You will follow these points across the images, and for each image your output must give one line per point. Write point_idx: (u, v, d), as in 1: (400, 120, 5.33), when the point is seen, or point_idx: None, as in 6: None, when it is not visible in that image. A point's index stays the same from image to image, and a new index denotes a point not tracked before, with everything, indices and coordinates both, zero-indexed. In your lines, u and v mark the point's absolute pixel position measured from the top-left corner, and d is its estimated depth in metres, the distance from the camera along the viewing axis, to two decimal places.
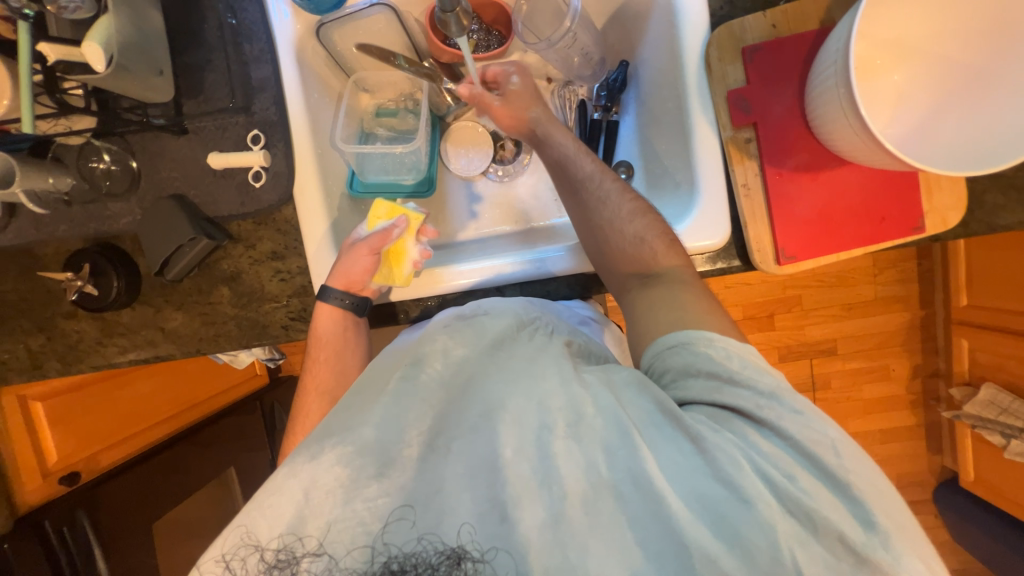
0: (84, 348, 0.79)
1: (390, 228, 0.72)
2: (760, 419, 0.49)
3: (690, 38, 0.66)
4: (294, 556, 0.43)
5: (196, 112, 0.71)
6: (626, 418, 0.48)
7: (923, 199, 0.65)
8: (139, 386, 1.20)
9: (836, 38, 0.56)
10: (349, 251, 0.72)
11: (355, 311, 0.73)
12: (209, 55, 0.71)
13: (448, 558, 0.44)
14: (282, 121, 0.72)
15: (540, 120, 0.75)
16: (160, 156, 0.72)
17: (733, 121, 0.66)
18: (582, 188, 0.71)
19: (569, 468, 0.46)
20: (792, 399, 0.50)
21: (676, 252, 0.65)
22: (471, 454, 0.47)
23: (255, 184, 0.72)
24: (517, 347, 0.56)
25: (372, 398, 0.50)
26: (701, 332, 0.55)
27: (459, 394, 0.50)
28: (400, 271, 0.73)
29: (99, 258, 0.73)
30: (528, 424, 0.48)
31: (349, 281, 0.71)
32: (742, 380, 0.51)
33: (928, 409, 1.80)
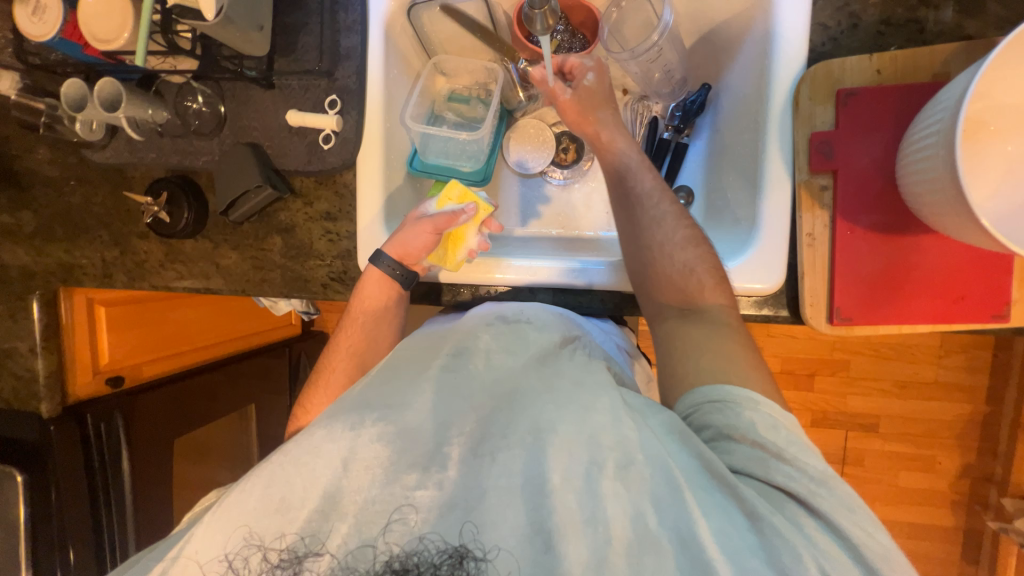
0: (149, 268, 0.87)
1: (458, 211, 0.74)
2: (810, 503, 0.48)
3: (782, 72, 0.63)
4: (296, 556, 0.47)
5: (285, 70, 0.76)
6: (675, 472, 0.49)
7: (1014, 286, 0.59)
8: (186, 311, 1.29)
9: (948, 95, 0.51)
10: (412, 225, 0.74)
11: (401, 282, 0.74)
12: (306, 18, 0.75)
13: (449, 557, 0.46)
14: (359, 91, 0.75)
15: (604, 123, 0.74)
16: (246, 106, 0.78)
17: (811, 164, 0.62)
18: (637, 202, 0.70)
19: (616, 508, 0.48)
20: (843, 490, 0.49)
21: (718, 289, 0.63)
22: (519, 472, 0.50)
23: (324, 146, 0.76)
24: (560, 365, 0.63)
25: (419, 384, 0.58)
26: (746, 393, 0.54)
27: (509, 409, 0.56)
28: (455, 255, 0.75)
29: (176, 189, 0.80)
30: (578, 455, 0.50)
31: (405, 251, 0.73)
32: (789, 458, 0.50)
33: (972, 515, 1.63)
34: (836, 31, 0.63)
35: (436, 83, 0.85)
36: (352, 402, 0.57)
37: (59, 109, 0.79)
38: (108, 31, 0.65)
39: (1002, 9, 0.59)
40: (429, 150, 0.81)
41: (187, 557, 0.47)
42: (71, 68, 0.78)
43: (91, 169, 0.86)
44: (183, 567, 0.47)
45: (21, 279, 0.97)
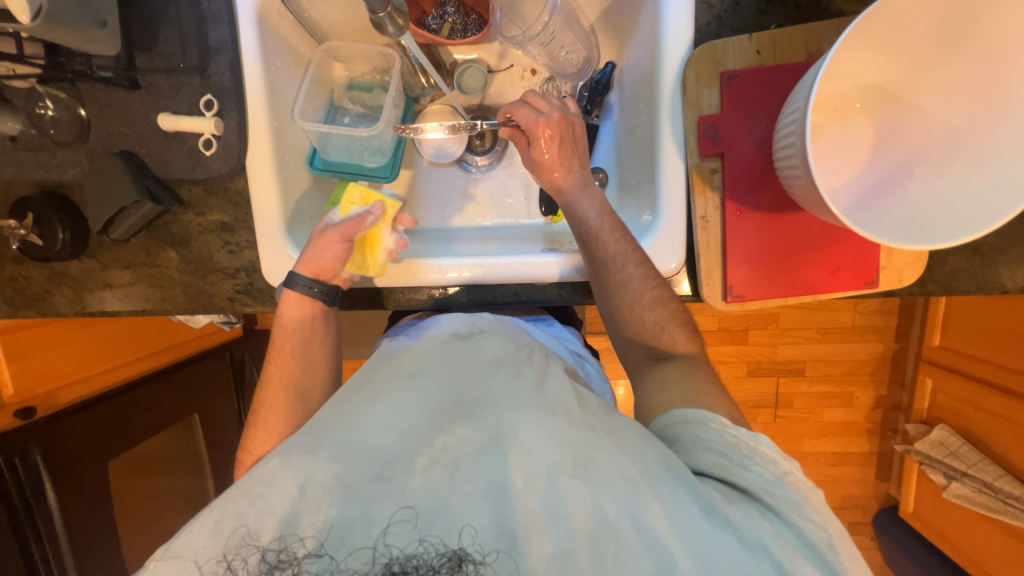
0: (32, 294, 0.79)
1: (363, 214, 0.71)
2: (767, 501, 0.50)
3: (669, 55, 0.62)
4: (295, 556, 0.45)
5: (149, 68, 0.68)
6: (632, 469, 0.49)
7: (881, 255, 0.64)
8: (103, 328, 1.20)
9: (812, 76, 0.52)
10: (319, 238, 0.71)
11: (323, 300, 0.72)
12: (164, 7, 0.67)
13: (448, 560, 0.45)
14: (236, 89, 0.68)
15: (561, 185, 0.71)
16: (110, 110, 0.70)
17: (700, 149, 0.63)
18: (603, 266, 0.67)
19: (577, 503, 0.47)
20: (796, 489, 0.51)
21: (645, 275, 0.66)
22: (484, 479, 0.49)
23: (206, 152, 0.70)
24: (518, 364, 0.61)
25: (371, 402, 0.56)
26: (716, 418, 0.57)
27: (467, 412, 0.54)
28: (374, 259, 0.73)
29: (42, 208, 0.72)
30: (538, 457, 0.49)
31: (319, 266, 0.71)
32: (744, 460, 0.53)
33: (884, 439, 1.84)
34: (721, 9, 0.62)
35: (332, 70, 0.79)
36: (308, 428, 0.56)
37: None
38: None
39: None
40: (331, 148, 0.77)
41: (183, 557, 0.46)
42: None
43: None
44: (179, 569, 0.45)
45: None
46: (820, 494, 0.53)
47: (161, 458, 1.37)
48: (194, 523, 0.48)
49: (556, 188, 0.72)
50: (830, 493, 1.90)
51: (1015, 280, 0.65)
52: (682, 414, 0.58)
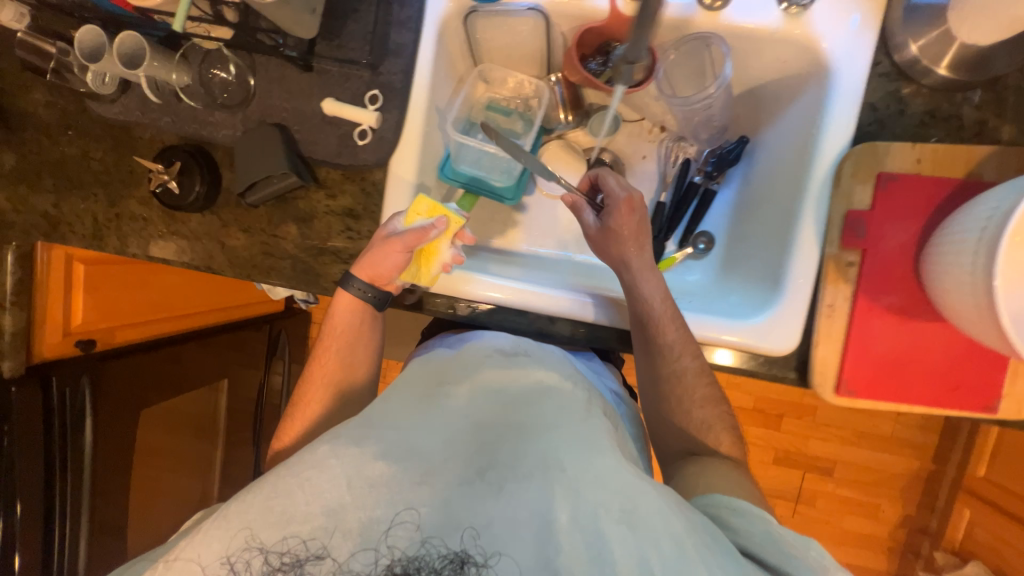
0: (147, 235, 0.81)
1: (427, 227, 0.68)
2: None
3: (826, 147, 0.65)
4: (299, 560, 0.44)
5: (326, 55, 0.72)
6: (680, 531, 0.47)
7: (1006, 381, 0.62)
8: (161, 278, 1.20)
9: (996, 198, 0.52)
10: (380, 244, 0.69)
11: (374, 305, 0.73)
12: (357, 5, 0.71)
13: (450, 561, 0.44)
14: (404, 90, 0.71)
15: (629, 265, 0.70)
16: (278, 84, 0.74)
17: (842, 240, 0.64)
18: (662, 359, 0.68)
19: (612, 552, 0.45)
20: None
21: (700, 368, 0.68)
22: (523, 505, 0.48)
23: (359, 141, 0.72)
24: (562, 399, 0.61)
25: (425, 408, 0.58)
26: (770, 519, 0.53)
27: (514, 436, 0.55)
28: (427, 272, 0.72)
29: (188, 159, 0.75)
30: (585, 495, 0.49)
31: (376, 273, 0.70)
32: (801, 562, 0.48)
33: (904, 562, 1.74)
34: (884, 113, 0.65)
35: (476, 89, 0.82)
36: (356, 422, 0.56)
37: (70, 55, 0.73)
38: None
39: None
40: (462, 158, 0.79)
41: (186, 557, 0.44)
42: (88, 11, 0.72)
43: (93, 122, 0.80)
44: (180, 566, 0.44)
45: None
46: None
47: (189, 418, 1.32)
48: (206, 527, 0.46)
49: (620, 271, 0.71)
50: None
51: None
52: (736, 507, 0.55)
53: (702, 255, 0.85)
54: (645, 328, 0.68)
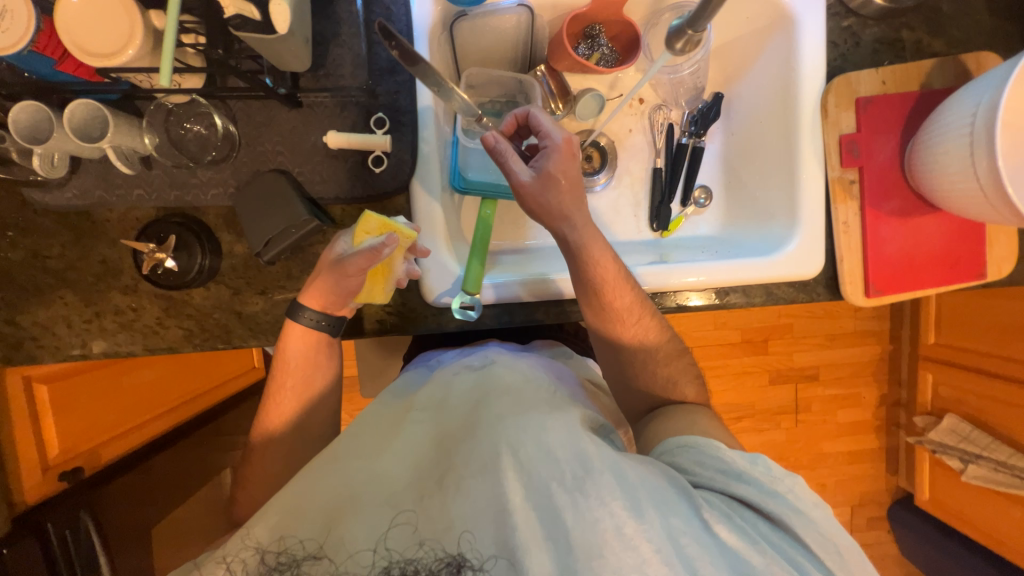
0: (141, 327, 0.71)
1: (378, 248, 0.61)
2: (759, 507, 0.54)
3: (807, 86, 0.73)
4: (294, 560, 0.49)
5: (313, 86, 0.67)
6: (632, 484, 0.51)
7: (986, 249, 0.74)
8: (137, 375, 1.02)
9: (969, 98, 0.62)
10: (330, 270, 0.64)
11: (329, 331, 0.68)
12: (337, 29, 0.67)
13: (448, 565, 0.47)
14: (410, 109, 0.69)
15: (571, 220, 0.66)
16: (266, 127, 0.67)
17: (842, 163, 0.73)
18: (614, 323, 0.70)
19: (574, 519, 0.49)
20: (792, 498, 0.54)
21: (659, 325, 0.71)
22: (480, 494, 0.51)
23: (375, 169, 0.69)
24: (522, 393, 0.62)
25: (392, 433, 0.61)
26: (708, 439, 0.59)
27: (473, 433, 0.57)
28: (382, 289, 0.68)
29: (183, 231, 0.67)
30: (536, 471, 0.52)
31: (325, 300, 0.66)
32: (737, 476, 0.55)
33: (890, 434, 2.00)
34: (844, 49, 0.74)
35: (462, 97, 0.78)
36: (324, 456, 0.58)
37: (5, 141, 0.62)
38: (108, 43, 0.52)
39: (960, 33, 0.74)
40: (470, 166, 0.79)
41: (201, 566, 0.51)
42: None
43: (37, 214, 0.68)
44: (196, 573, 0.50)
45: None
46: (826, 509, 0.55)
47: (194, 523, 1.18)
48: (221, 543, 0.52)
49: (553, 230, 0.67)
50: (848, 492, 2.01)
51: None
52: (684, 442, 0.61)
53: (704, 210, 0.89)
54: (595, 296, 0.68)
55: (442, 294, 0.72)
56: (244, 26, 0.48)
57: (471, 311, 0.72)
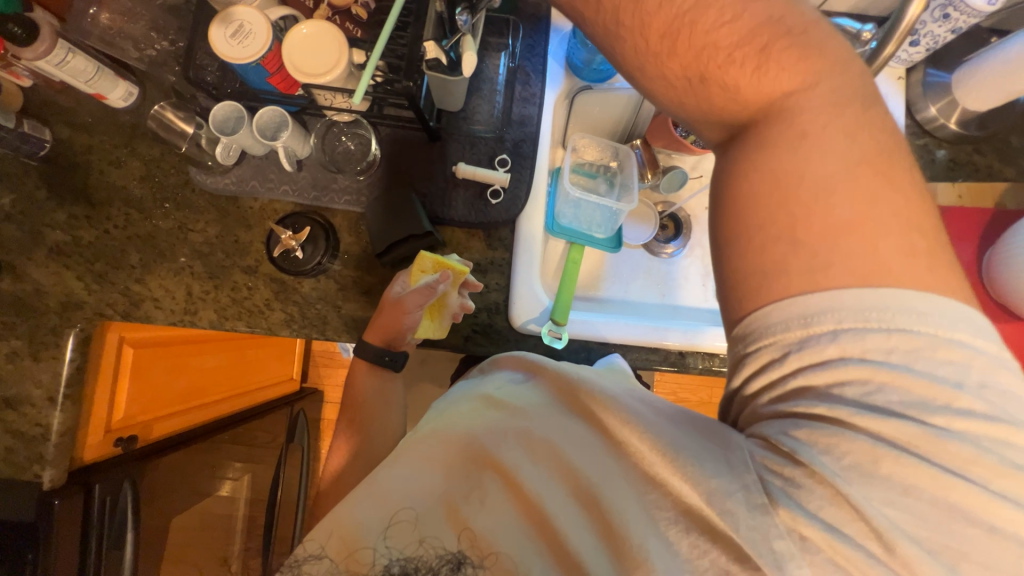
0: (249, 305, 0.77)
1: (434, 284, 0.69)
2: (881, 455, 0.35)
3: None
4: (297, 560, 0.48)
5: (452, 125, 0.78)
6: (650, 510, 0.43)
7: None
8: (192, 360, 1.05)
9: None
10: (392, 305, 0.71)
11: (390, 366, 0.73)
12: (481, 85, 0.79)
13: (448, 562, 0.46)
14: (530, 154, 0.78)
15: None
16: (405, 152, 0.78)
17: None
18: (735, 89, 0.43)
19: (580, 541, 0.44)
20: (952, 409, 0.35)
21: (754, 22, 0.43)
22: (493, 504, 0.48)
23: (492, 200, 0.77)
24: (554, 404, 0.53)
25: (415, 435, 0.56)
26: (801, 299, 0.39)
27: (492, 440, 0.51)
28: (438, 324, 0.74)
29: (314, 227, 0.76)
30: (550, 491, 0.47)
31: (386, 330, 0.72)
32: (839, 383, 0.37)
33: None
34: (921, 163, 0.81)
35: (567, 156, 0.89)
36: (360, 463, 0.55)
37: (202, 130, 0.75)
38: (318, 66, 0.64)
39: None
40: (564, 214, 0.88)
41: None
42: (206, 79, 0.72)
43: (193, 193, 0.78)
44: None
45: (60, 310, 0.78)
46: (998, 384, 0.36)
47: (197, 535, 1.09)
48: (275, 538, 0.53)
49: None
50: None
51: None
52: (794, 295, 0.39)
53: None
54: (705, 30, 0.42)
55: (531, 322, 0.76)
56: (435, 66, 0.62)
57: (558, 340, 0.76)
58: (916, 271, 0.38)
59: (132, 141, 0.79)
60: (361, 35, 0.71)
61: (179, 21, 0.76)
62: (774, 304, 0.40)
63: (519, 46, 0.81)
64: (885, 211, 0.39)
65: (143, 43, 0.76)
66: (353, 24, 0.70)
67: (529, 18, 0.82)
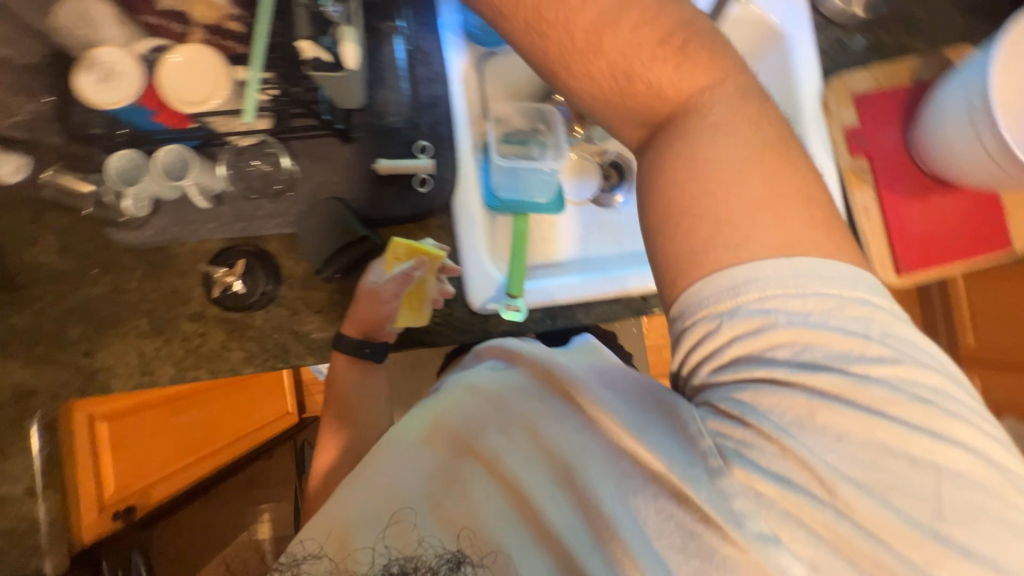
0: (205, 352, 0.75)
1: (408, 271, 0.71)
2: (817, 408, 0.39)
3: (806, 89, 0.77)
4: (296, 559, 0.52)
5: (363, 122, 0.76)
6: (624, 479, 0.44)
7: (1007, 221, 0.76)
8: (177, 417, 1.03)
9: (960, 82, 0.67)
10: (367, 296, 0.71)
11: (371, 357, 0.74)
12: (383, 74, 0.76)
13: (448, 561, 0.49)
14: (449, 135, 0.76)
15: None
16: (323, 161, 0.76)
17: (850, 152, 0.77)
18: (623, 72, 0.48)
19: (559, 517, 0.47)
20: (874, 359, 0.40)
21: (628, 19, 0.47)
22: (480, 497, 0.50)
23: (420, 189, 0.75)
24: (531, 390, 0.54)
25: (400, 438, 0.57)
26: (729, 274, 0.43)
27: (473, 437, 0.53)
28: (418, 312, 0.74)
29: (250, 257, 0.74)
30: (532, 476, 0.49)
31: (366, 325, 0.73)
32: (773, 346, 0.41)
33: None
34: (835, 55, 0.81)
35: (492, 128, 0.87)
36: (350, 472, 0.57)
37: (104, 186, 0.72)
38: (197, 93, 0.62)
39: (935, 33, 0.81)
40: (502, 186, 0.86)
41: None
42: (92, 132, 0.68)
43: (117, 253, 0.75)
44: None
45: (14, 401, 0.75)
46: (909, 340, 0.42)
47: None
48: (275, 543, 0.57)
49: None
50: None
51: None
52: (721, 270, 0.43)
53: None
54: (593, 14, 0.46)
55: (488, 301, 0.76)
56: (319, 65, 0.58)
57: (517, 312, 0.76)
58: (819, 245, 0.43)
59: (37, 214, 0.75)
60: (242, 49, 0.67)
61: (48, 78, 0.71)
62: (705, 280, 0.44)
63: (412, 25, 0.78)
64: (789, 194, 0.44)
65: (17, 109, 0.71)
66: (229, 39, 0.66)
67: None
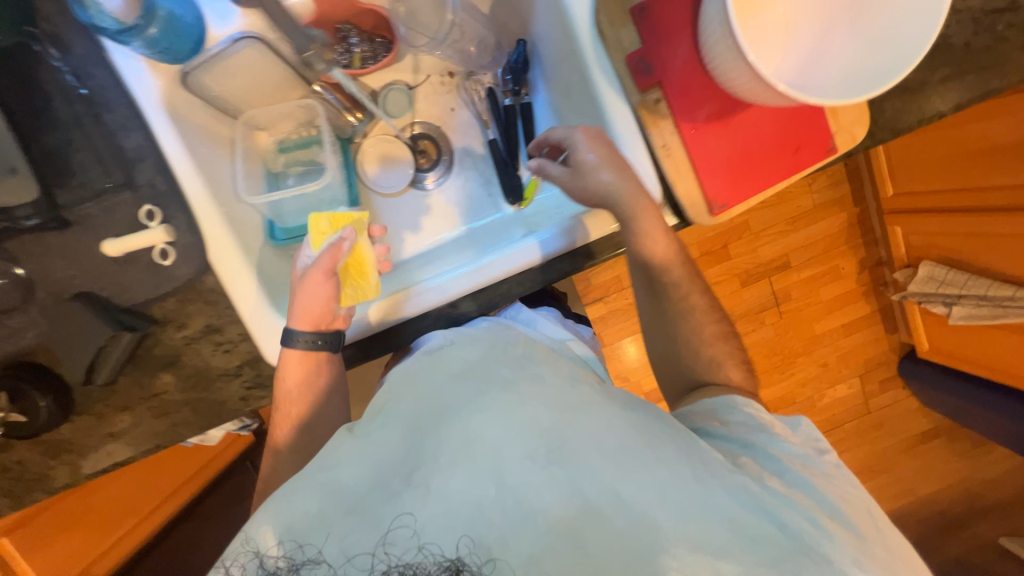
0: (32, 476, 0.73)
1: (338, 242, 0.64)
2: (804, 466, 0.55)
3: (577, 19, 0.65)
4: (294, 563, 0.42)
5: (73, 200, 0.65)
6: (623, 442, 0.47)
7: (830, 121, 0.67)
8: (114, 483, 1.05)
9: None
10: (301, 283, 0.64)
11: (329, 348, 0.66)
12: (69, 134, 0.64)
13: (447, 570, 0.41)
14: (172, 188, 0.66)
15: None
16: (46, 257, 0.65)
17: (638, 85, 0.65)
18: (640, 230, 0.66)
19: (567, 492, 0.44)
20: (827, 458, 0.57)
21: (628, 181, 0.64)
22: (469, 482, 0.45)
23: (164, 262, 0.67)
24: (496, 370, 0.55)
25: (379, 430, 0.52)
26: (735, 395, 0.64)
27: (445, 424, 0.50)
28: (366, 283, 0.67)
29: (11, 381, 0.65)
30: (517, 449, 0.46)
31: (314, 317, 0.64)
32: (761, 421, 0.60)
33: (879, 296, 1.92)
34: None
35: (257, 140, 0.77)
36: (320, 458, 0.51)
37: None
38: None
39: None
40: (287, 213, 0.75)
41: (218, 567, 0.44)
42: None
43: None
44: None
45: None
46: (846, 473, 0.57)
47: None
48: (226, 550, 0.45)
49: None
50: (852, 362, 1.96)
51: (947, 103, 0.71)
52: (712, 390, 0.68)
53: None
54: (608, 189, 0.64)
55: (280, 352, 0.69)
56: None
57: None
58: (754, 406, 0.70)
59: None
60: None
61: None
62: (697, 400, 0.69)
63: (71, 63, 0.64)
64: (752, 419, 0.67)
65: None
66: None
67: (63, 21, 0.64)
